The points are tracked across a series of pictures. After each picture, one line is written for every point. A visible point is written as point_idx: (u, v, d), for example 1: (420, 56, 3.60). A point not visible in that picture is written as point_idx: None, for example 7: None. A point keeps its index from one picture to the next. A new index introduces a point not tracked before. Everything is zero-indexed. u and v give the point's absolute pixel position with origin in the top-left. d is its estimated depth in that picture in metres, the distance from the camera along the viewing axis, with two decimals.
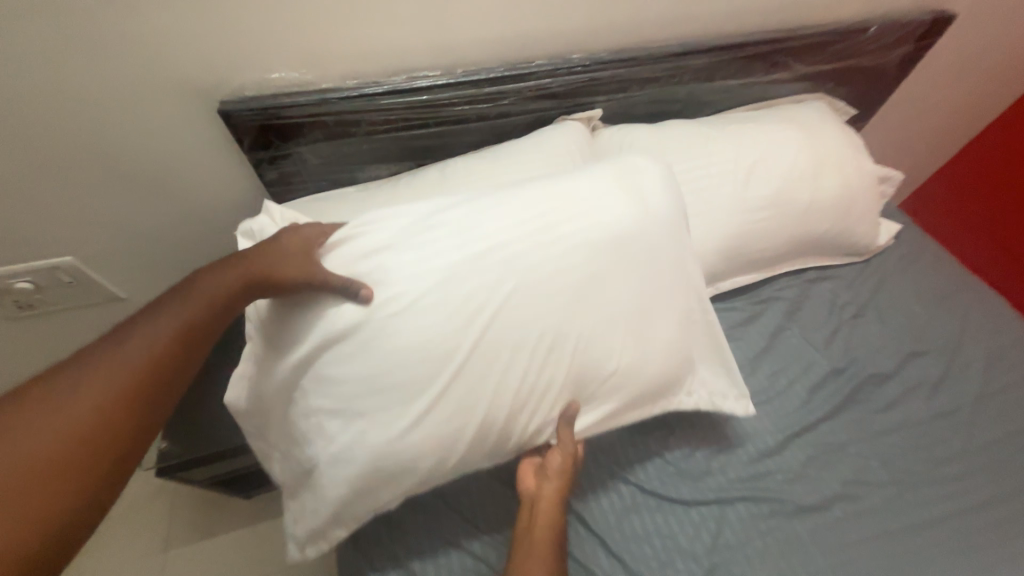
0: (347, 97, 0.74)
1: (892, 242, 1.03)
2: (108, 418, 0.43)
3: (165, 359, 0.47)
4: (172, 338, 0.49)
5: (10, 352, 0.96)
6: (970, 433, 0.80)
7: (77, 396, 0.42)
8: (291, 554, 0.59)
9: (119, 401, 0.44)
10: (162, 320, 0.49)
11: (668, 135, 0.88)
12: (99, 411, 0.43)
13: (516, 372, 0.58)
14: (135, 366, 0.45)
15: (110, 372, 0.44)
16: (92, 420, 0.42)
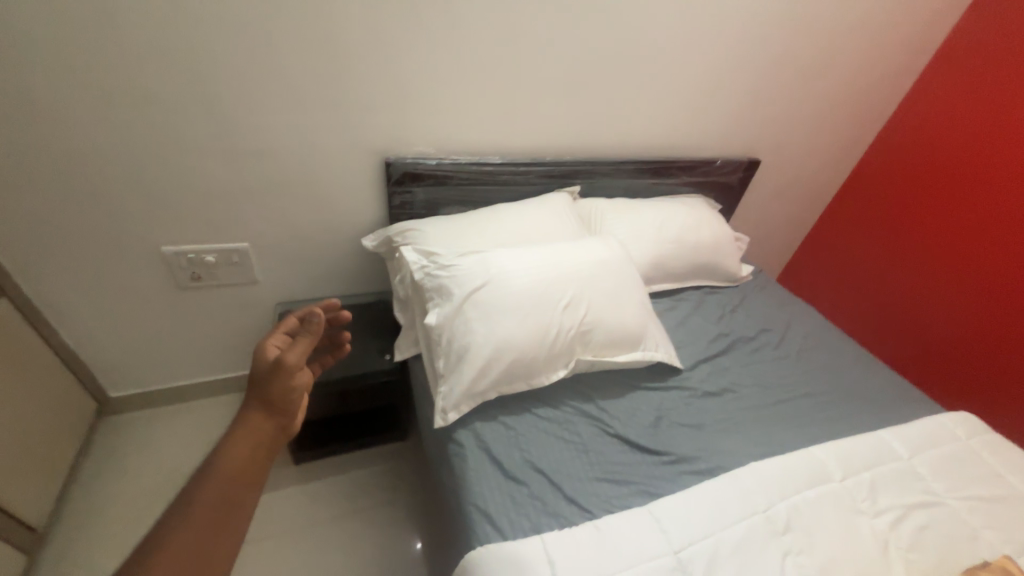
0: (449, 163, 1.35)
1: (751, 277, 1.71)
2: (200, 555, 0.53)
3: (238, 486, 0.58)
4: (247, 462, 0.61)
5: (168, 311, 1.37)
6: (800, 366, 1.36)
7: (167, 545, 0.52)
8: (437, 422, 0.97)
9: (205, 540, 0.54)
10: (249, 424, 0.63)
11: (617, 203, 1.57)
12: (192, 549, 0.53)
13: (561, 308, 1.06)
14: (222, 492, 0.57)
15: (191, 517, 0.54)
16: (198, 555, 0.53)
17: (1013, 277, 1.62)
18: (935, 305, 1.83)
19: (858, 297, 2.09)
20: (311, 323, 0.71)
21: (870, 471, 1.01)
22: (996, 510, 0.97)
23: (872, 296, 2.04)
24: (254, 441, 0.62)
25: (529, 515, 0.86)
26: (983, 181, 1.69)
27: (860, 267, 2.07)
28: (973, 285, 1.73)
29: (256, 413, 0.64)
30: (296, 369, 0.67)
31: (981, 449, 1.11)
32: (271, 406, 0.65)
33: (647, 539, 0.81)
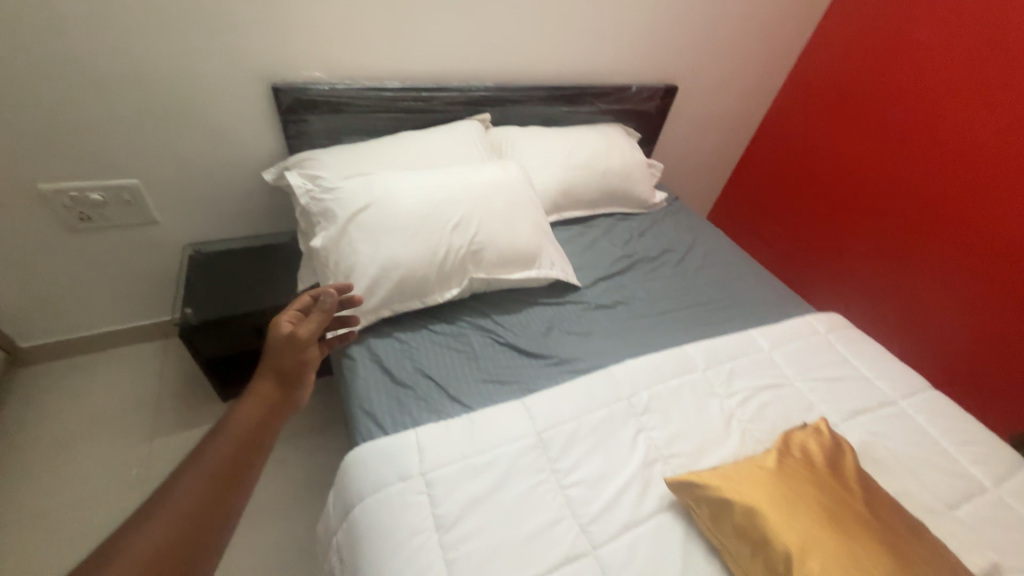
0: (343, 89, 1.31)
1: (664, 203, 1.78)
2: (215, 501, 0.56)
3: (248, 442, 0.63)
4: (256, 425, 0.65)
5: (63, 255, 1.32)
6: (695, 281, 1.45)
7: (187, 488, 0.55)
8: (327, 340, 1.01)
9: (216, 490, 0.56)
10: (259, 390, 0.68)
11: (528, 131, 1.58)
12: (208, 493, 0.56)
13: (447, 227, 1.09)
14: (233, 448, 0.61)
15: (207, 465, 0.58)
16: (212, 497, 0.56)
17: (906, 208, 1.76)
18: (843, 228, 1.96)
19: (777, 228, 2.23)
20: (324, 304, 0.79)
21: (730, 362, 1.13)
22: (835, 388, 1.11)
23: (790, 229, 2.17)
24: (264, 405, 0.67)
25: (412, 414, 0.94)
26: (891, 116, 1.76)
27: (780, 201, 2.19)
28: (873, 204, 1.85)
29: (266, 381, 0.70)
30: (306, 344, 0.75)
31: (836, 341, 1.25)
32: (280, 376, 0.71)
33: (514, 426, 0.91)
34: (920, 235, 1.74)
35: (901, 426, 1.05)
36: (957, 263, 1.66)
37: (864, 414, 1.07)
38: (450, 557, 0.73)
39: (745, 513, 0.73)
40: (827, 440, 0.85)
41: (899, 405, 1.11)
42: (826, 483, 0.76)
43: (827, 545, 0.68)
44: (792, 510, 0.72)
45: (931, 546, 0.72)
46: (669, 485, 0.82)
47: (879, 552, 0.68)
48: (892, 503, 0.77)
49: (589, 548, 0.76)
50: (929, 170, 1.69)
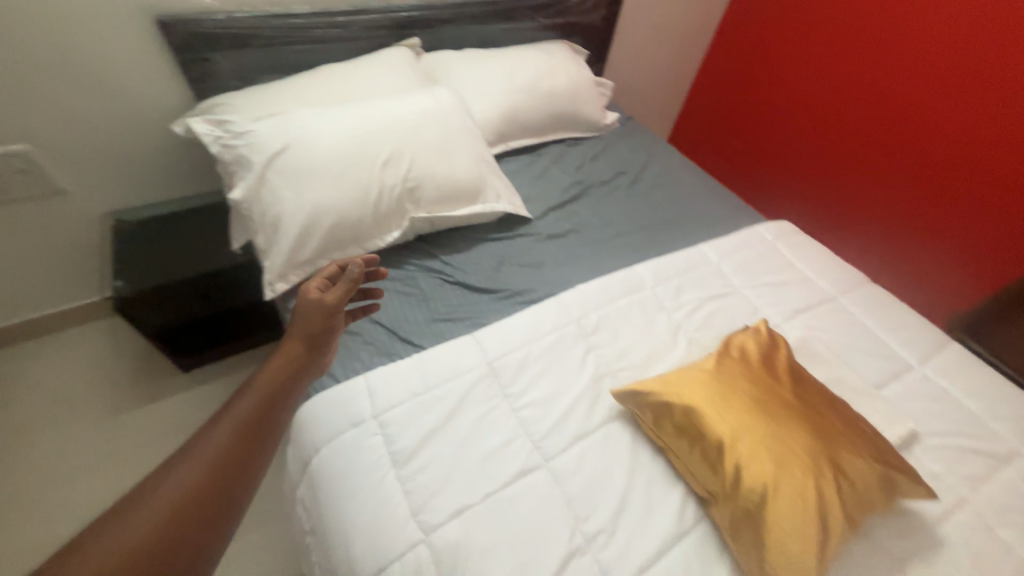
0: (244, 18, 1.16)
1: (616, 124, 1.71)
2: (234, 462, 0.55)
3: (271, 403, 0.62)
4: (279, 389, 0.63)
5: None
6: (647, 201, 1.43)
7: (210, 446, 0.55)
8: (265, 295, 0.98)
9: (237, 451, 0.55)
10: (285, 353, 0.67)
11: (462, 56, 1.46)
12: (230, 453, 0.55)
13: (376, 164, 1.03)
14: (256, 410, 0.60)
15: (230, 424, 0.57)
16: (230, 453, 0.55)
17: (860, 110, 1.73)
18: (797, 137, 1.95)
19: (736, 142, 2.19)
20: (350, 273, 0.73)
21: (678, 277, 1.14)
22: (779, 291, 1.15)
23: (749, 143, 2.15)
24: (286, 368, 0.65)
25: (362, 360, 0.93)
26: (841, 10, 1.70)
27: (738, 116, 2.15)
28: (824, 108, 1.83)
29: (291, 345, 0.68)
30: (332, 312, 0.71)
31: (783, 246, 1.28)
32: (304, 341, 0.69)
33: (465, 359, 0.92)
34: (872, 137, 1.72)
35: (839, 319, 1.11)
36: (905, 163, 1.66)
37: (805, 312, 1.11)
38: (407, 486, 0.76)
39: (681, 411, 0.77)
40: (764, 339, 0.89)
41: (839, 301, 1.16)
42: (757, 376, 0.81)
43: (755, 428, 0.73)
44: (725, 402, 0.76)
45: (851, 420, 0.78)
46: (615, 396, 0.86)
47: (802, 430, 0.73)
48: (818, 386, 0.83)
49: (542, 460, 0.80)
50: (883, 66, 1.64)
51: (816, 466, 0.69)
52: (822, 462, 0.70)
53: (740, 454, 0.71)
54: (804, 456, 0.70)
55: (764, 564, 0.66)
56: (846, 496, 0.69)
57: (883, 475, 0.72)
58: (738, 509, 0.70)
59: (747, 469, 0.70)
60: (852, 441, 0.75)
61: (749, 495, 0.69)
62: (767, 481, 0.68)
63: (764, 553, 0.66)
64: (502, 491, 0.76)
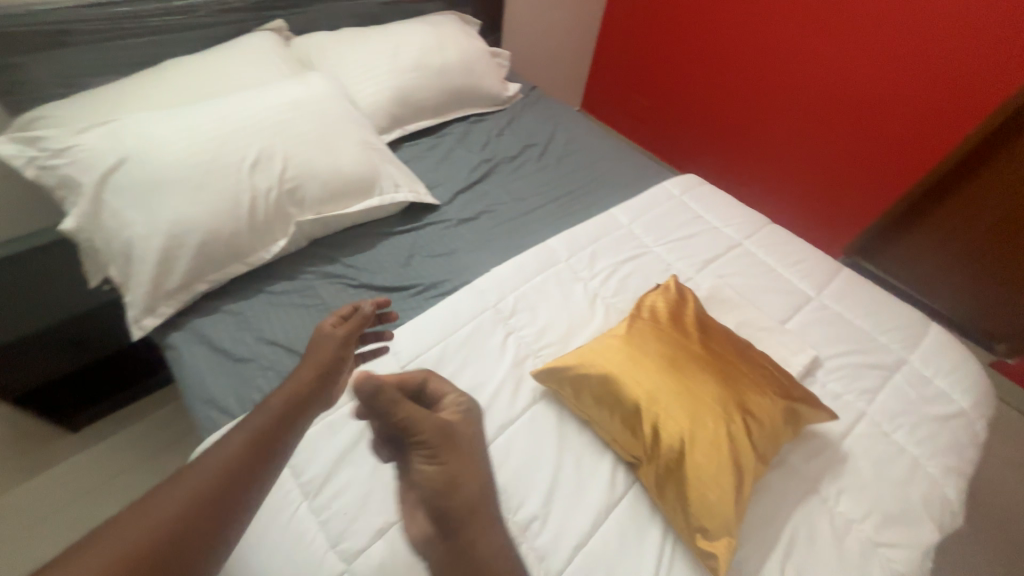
0: (49, 10, 0.97)
1: (520, 96, 1.66)
2: (230, 495, 0.49)
3: (283, 425, 0.57)
4: (292, 411, 0.58)
5: None
6: (558, 171, 1.41)
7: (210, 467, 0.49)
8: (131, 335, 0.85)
9: (230, 484, 0.49)
10: (301, 373, 0.63)
11: (338, 36, 1.34)
12: (238, 472, 0.50)
13: (241, 167, 0.91)
14: (264, 436, 0.54)
15: (238, 445, 0.52)
16: (254, 454, 0.52)
17: (749, 56, 1.79)
18: (698, 90, 2.00)
19: (647, 100, 2.21)
20: (362, 312, 0.76)
21: (591, 245, 1.13)
22: (688, 244, 1.17)
23: (655, 101, 2.18)
24: (297, 392, 0.61)
25: (261, 387, 0.83)
26: None
27: (642, 75, 2.17)
28: (718, 58, 1.88)
29: (306, 371, 0.64)
30: (343, 349, 0.70)
31: (689, 200, 1.31)
32: (318, 366, 0.66)
33: (377, 366, 0.86)
34: (766, 80, 1.78)
35: (745, 263, 1.15)
36: (798, 102, 1.73)
37: (714, 261, 1.15)
38: (322, 517, 0.70)
39: (596, 381, 0.77)
40: (673, 295, 0.90)
41: (744, 246, 1.20)
42: (666, 333, 0.81)
43: (666, 386, 0.74)
44: (637, 366, 0.76)
45: (755, 360, 0.81)
46: (536, 377, 0.83)
47: (710, 380, 0.75)
48: (727, 333, 0.85)
49: None
50: (762, 11, 1.69)
51: (726, 413, 0.72)
52: (730, 408, 0.72)
53: (654, 413, 0.72)
54: (714, 404, 0.72)
55: (689, 516, 0.68)
56: (757, 436, 0.72)
57: (786, 408, 0.76)
58: (661, 467, 0.71)
59: (665, 428, 0.71)
60: (758, 381, 0.78)
61: (667, 453, 0.70)
62: (684, 435, 0.70)
63: (686, 503, 0.68)
64: None
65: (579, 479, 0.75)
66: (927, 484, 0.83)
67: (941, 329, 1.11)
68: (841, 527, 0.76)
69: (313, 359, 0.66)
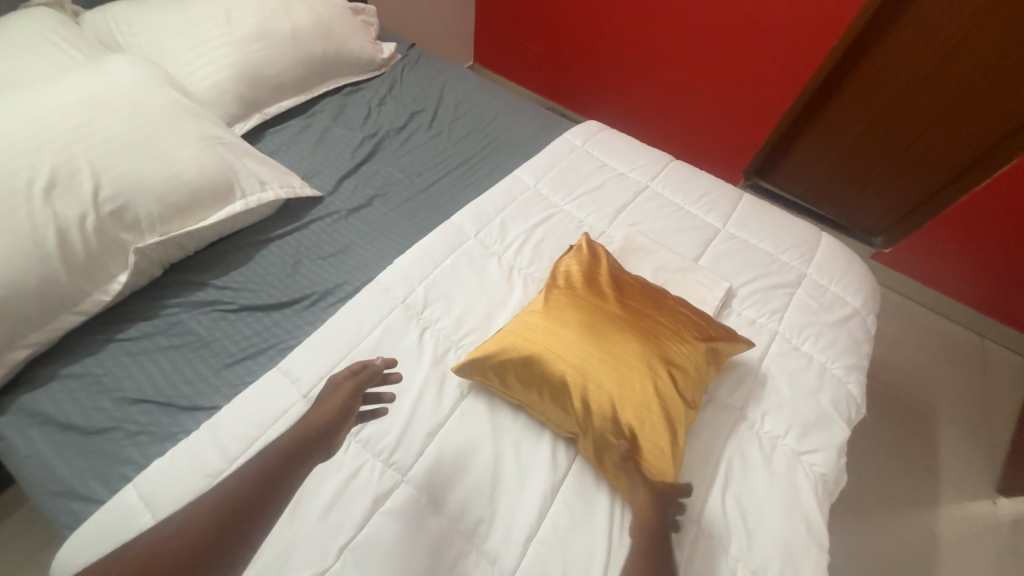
0: None
1: (398, 57, 1.48)
2: (225, 531, 0.50)
3: (287, 464, 0.59)
4: (296, 453, 0.60)
5: None
6: (453, 136, 1.28)
7: (214, 494, 0.53)
8: None
9: (229, 520, 0.51)
10: (313, 412, 0.65)
11: (146, 6, 1.08)
12: (237, 507, 0.52)
13: (29, 196, 0.71)
14: (265, 477, 0.56)
15: (240, 481, 0.55)
16: (256, 492, 0.55)
17: None
18: (585, 28, 1.92)
19: (537, 47, 2.10)
20: (370, 369, 0.71)
21: (500, 214, 1.05)
22: (598, 196, 1.13)
23: (547, 46, 2.07)
24: (300, 435, 0.62)
25: (132, 458, 0.69)
26: None
27: (527, 19, 2.04)
28: None
29: (312, 419, 0.64)
30: (345, 406, 0.67)
31: (593, 149, 1.26)
32: (330, 411, 0.65)
33: (277, 400, 0.74)
34: (650, 9, 1.73)
35: (655, 206, 1.14)
36: (682, 30, 1.70)
37: (626, 209, 1.12)
38: None
39: (518, 363, 0.73)
40: (586, 256, 0.86)
41: (652, 188, 1.19)
42: (583, 298, 0.78)
43: (589, 354, 0.71)
44: (558, 339, 0.73)
45: (674, 308, 0.80)
46: (458, 372, 0.77)
47: (632, 339, 0.73)
48: (646, 286, 0.84)
49: (400, 477, 0.70)
50: None
51: (652, 369, 0.71)
52: (655, 364, 0.71)
53: (580, 385, 0.70)
54: (639, 363, 0.71)
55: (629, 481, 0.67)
56: (685, 386, 0.72)
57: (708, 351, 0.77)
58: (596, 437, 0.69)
59: (593, 396, 0.69)
60: (678, 329, 0.77)
61: (599, 423, 0.68)
62: (612, 399, 0.69)
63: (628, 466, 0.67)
64: (359, 535, 0.65)
65: (522, 470, 0.72)
66: (834, 386, 0.90)
67: (832, 238, 1.18)
68: (768, 447, 0.81)
69: (321, 407, 0.66)
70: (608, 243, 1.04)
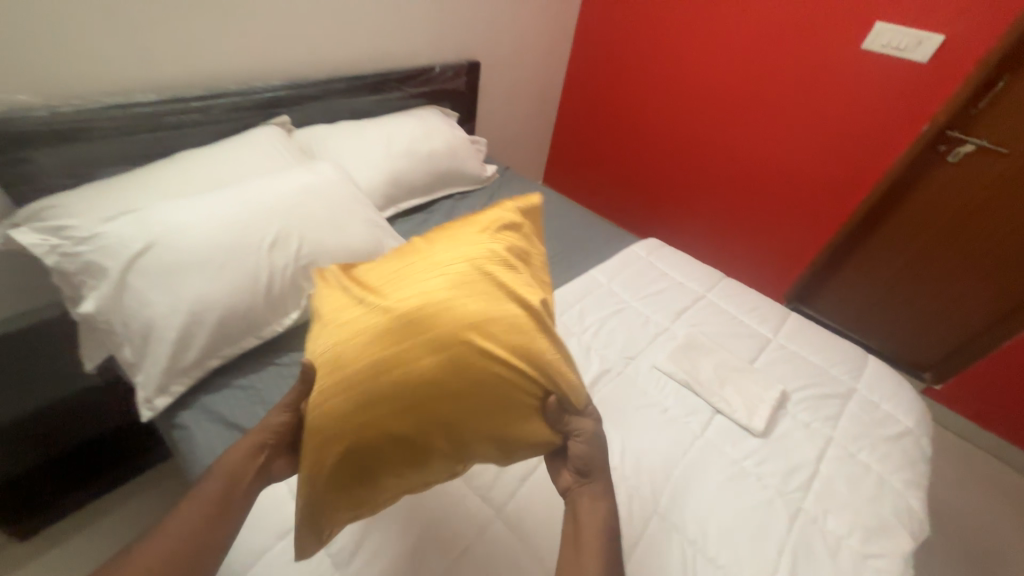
0: (73, 111, 1.03)
1: (497, 175, 1.86)
2: (193, 546, 0.60)
3: (234, 483, 0.66)
4: (241, 473, 0.67)
5: None
6: (539, 239, 1.56)
7: (180, 514, 0.62)
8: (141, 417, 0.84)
9: (197, 537, 0.61)
10: (258, 431, 0.70)
11: (336, 128, 1.48)
12: (199, 526, 0.61)
13: (257, 250, 0.97)
14: (220, 491, 0.65)
15: (199, 499, 0.63)
16: (216, 510, 0.63)
17: (684, 139, 2.13)
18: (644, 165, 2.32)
19: (601, 176, 2.52)
20: None
21: (580, 303, 1.26)
22: (662, 298, 1.33)
23: (610, 175, 2.48)
24: (245, 453, 0.68)
25: None
26: (651, 66, 2.09)
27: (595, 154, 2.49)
28: (660, 139, 2.21)
29: (252, 438, 0.69)
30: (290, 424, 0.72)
31: (656, 260, 1.49)
32: (273, 432, 0.71)
33: None
34: (702, 157, 2.10)
35: (711, 313, 1.31)
36: (730, 175, 2.05)
37: (685, 311, 1.30)
38: None
39: (367, 449, 0.63)
40: (331, 280, 0.76)
41: (708, 297, 1.38)
42: (357, 323, 0.67)
43: (409, 355, 0.64)
44: (358, 418, 0.63)
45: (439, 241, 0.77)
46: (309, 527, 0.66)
47: (431, 354, 0.64)
48: (395, 257, 0.78)
49: (493, 512, 0.80)
50: (690, 106, 2.05)
51: (460, 340, 0.65)
52: (473, 361, 0.64)
53: (439, 392, 0.63)
54: (461, 316, 0.66)
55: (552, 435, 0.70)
56: (518, 317, 0.69)
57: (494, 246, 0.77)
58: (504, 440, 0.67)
59: (452, 421, 0.64)
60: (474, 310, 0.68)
61: (482, 416, 0.65)
62: (471, 401, 0.64)
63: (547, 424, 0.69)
64: (459, 559, 0.74)
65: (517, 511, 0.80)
66: (893, 497, 0.94)
67: (879, 362, 1.29)
68: (832, 543, 0.85)
69: (264, 425, 0.71)
70: (672, 338, 1.20)
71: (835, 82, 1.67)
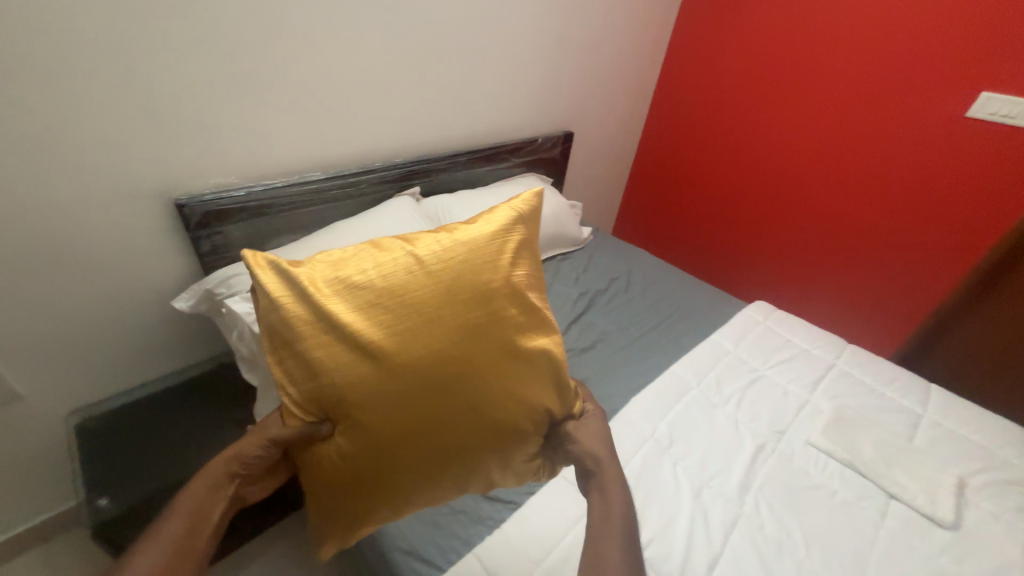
0: (262, 191, 1.16)
1: (591, 236, 1.92)
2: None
3: (201, 515, 0.64)
4: (206, 505, 0.65)
5: None
6: (647, 301, 1.58)
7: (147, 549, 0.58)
8: None
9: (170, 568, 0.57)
10: (223, 459, 0.69)
11: (457, 196, 1.59)
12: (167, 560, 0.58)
13: None
14: (186, 523, 0.62)
15: (168, 532, 0.60)
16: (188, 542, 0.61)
17: (766, 200, 2.13)
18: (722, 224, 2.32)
19: (672, 232, 2.53)
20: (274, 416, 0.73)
21: (712, 370, 1.24)
22: (793, 366, 1.29)
23: (683, 233, 2.49)
24: (212, 482, 0.67)
25: (459, 533, 0.82)
26: (732, 131, 2.14)
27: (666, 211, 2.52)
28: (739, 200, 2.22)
29: (219, 465, 0.68)
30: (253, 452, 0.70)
31: (774, 324, 1.46)
32: (236, 461, 0.69)
33: (568, 508, 0.87)
34: (786, 217, 2.09)
35: (849, 383, 1.26)
36: (819, 235, 2.02)
37: (821, 381, 1.26)
38: None
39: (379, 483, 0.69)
40: (308, 327, 0.66)
41: (839, 365, 1.33)
42: (364, 376, 0.66)
43: (413, 429, 0.67)
44: (374, 462, 0.67)
45: (425, 279, 0.71)
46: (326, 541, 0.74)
47: (445, 410, 0.68)
48: (383, 288, 0.69)
49: None
50: (774, 169, 2.06)
51: (470, 395, 0.69)
52: (483, 411, 0.69)
53: (448, 448, 0.69)
54: (462, 386, 0.68)
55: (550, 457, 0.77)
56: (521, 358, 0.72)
57: (495, 288, 0.72)
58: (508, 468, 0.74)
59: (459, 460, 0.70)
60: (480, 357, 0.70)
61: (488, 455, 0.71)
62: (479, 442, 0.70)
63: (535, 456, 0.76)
64: None
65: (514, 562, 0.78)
66: None
67: None
68: None
69: (227, 455, 0.69)
70: (818, 411, 1.15)
71: (938, 148, 1.65)
